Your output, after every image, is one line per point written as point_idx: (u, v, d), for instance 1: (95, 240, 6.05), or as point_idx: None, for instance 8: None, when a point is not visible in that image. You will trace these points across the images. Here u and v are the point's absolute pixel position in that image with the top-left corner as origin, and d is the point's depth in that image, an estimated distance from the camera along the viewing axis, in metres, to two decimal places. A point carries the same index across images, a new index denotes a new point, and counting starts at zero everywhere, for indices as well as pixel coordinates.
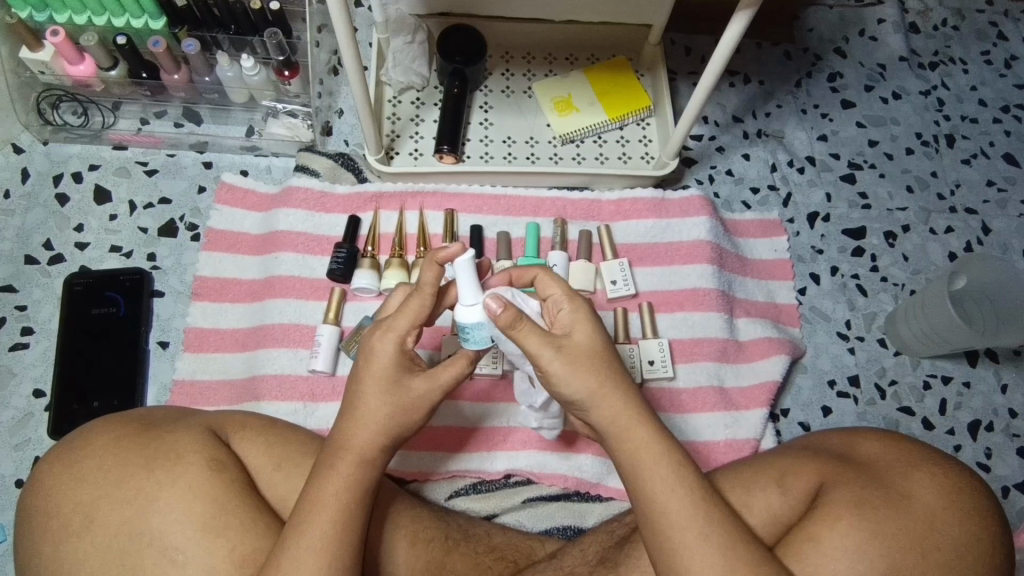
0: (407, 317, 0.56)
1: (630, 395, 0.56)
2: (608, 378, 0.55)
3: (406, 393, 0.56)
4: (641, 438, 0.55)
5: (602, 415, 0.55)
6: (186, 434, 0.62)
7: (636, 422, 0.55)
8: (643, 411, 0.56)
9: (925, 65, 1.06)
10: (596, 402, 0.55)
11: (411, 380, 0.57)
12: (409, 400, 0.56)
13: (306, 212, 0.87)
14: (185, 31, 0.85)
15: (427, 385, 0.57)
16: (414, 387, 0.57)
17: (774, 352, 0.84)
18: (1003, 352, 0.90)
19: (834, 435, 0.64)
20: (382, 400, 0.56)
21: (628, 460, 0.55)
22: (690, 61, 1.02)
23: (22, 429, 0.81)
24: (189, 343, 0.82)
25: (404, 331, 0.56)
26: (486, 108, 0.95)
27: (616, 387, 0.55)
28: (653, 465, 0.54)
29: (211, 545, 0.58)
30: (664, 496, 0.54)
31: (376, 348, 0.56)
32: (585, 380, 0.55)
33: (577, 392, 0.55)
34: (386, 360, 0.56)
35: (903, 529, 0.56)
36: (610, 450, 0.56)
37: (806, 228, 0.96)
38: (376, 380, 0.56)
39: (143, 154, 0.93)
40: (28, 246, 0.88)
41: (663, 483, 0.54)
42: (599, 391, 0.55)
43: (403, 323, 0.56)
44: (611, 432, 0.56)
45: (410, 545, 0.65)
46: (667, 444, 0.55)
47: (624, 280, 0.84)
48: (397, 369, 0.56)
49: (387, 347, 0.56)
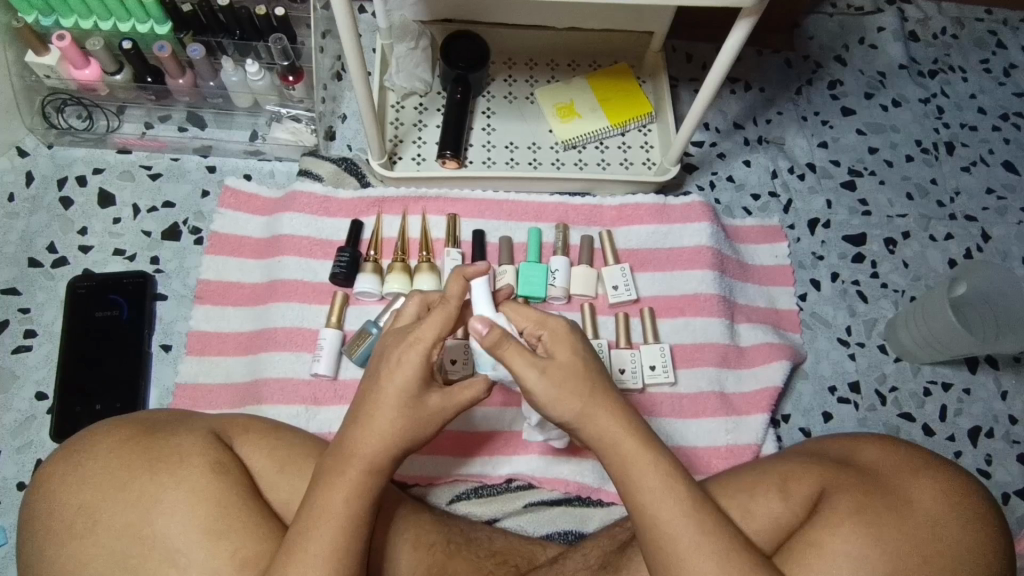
0: (433, 328, 0.56)
1: (616, 409, 0.56)
2: (596, 396, 0.56)
3: (423, 408, 0.57)
4: (628, 451, 0.55)
5: (592, 430, 0.56)
6: (190, 436, 0.62)
7: (625, 436, 0.55)
8: (631, 424, 0.56)
9: (925, 73, 1.06)
10: (584, 422, 0.56)
11: (430, 396, 0.57)
12: (426, 416, 0.57)
13: (309, 217, 0.87)
14: (190, 37, 0.86)
15: (443, 403, 0.58)
16: (432, 403, 0.57)
17: (774, 358, 0.85)
18: (1003, 359, 0.90)
19: (837, 441, 0.65)
20: (397, 412, 0.56)
21: (616, 473, 0.56)
22: (691, 68, 1.03)
23: (24, 432, 0.81)
24: (191, 346, 0.82)
25: (430, 343, 0.56)
26: (488, 114, 0.95)
27: (603, 403, 0.56)
28: (641, 477, 0.54)
29: (214, 548, 0.58)
30: (654, 506, 0.54)
31: (401, 359, 0.56)
32: (571, 401, 0.55)
33: (572, 406, 0.55)
34: (411, 372, 0.56)
35: (901, 536, 0.56)
36: (603, 459, 0.56)
37: (806, 235, 0.96)
38: (395, 393, 0.56)
39: (147, 158, 0.94)
40: (32, 249, 0.88)
41: (652, 493, 0.54)
42: (585, 411, 0.55)
43: (432, 335, 0.56)
44: (600, 445, 0.56)
45: (412, 548, 0.66)
46: (657, 454, 0.55)
47: (626, 286, 0.85)
48: (419, 382, 0.56)
49: (414, 358, 0.56)
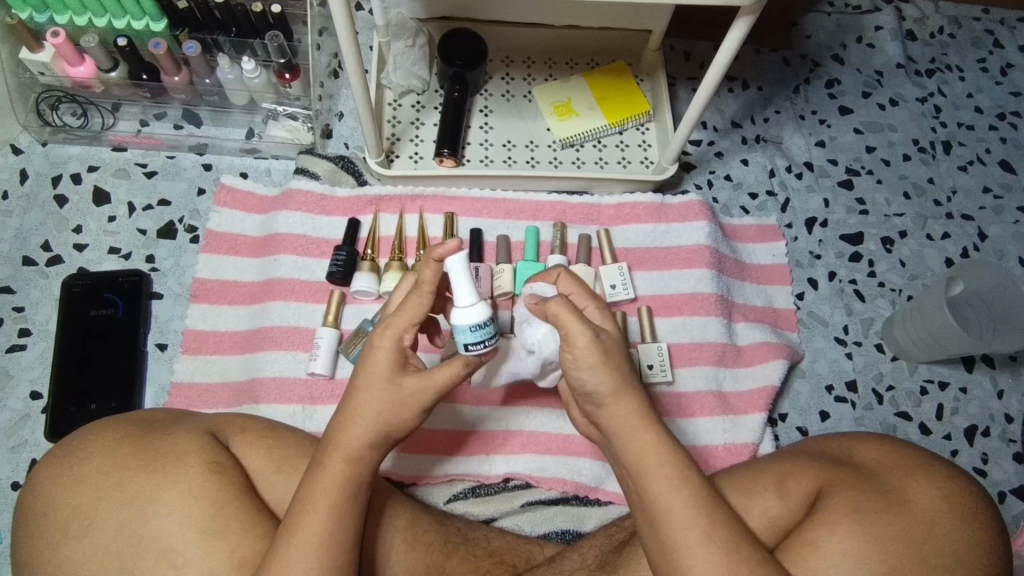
0: (406, 314, 0.56)
1: (638, 398, 0.56)
2: (626, 377, 0.55)
3: (398, 390, 0.56)
4: (646, 439, 0.55)
5: (615, 413, 0.55)
6: (185, 435, 0.62)
7: (645, 422, 0.55)
8: (650, 414, 0.56)
9: (922, 72, 1.06)
10: (610, 403, 0.55)
11: (406, 378, 0.56)
12: (401, 397, 0.55)
13: (306, 215, 0.87)
14: (185, 33, 0.85)
15: (421, 383, 0.55)
16: (408, 385, 0.55)
17: (772, 357, 0.85)
18: (999, 358, 0.90)
19: (833, 440, 0.65)
20: (377, 394, 0.56)
21: (630, 461, 0.55)
22: (689, 66, 1.03)
23: (19, 431, 0.80)
24: (187, 345, 0.82)
25: (401, 328, 0.56)
26: (486, 112, 0.95)
27: (629, 389, 0.55)
28: (655, 469, 0.54)
29: (210, 548, 0.58)
30: (668, 497, 0.53)
31: (373, 345, 0.57)
32: (610, 374, 0.54)
33: (600, 386, 0.54)
34: (382, 355, 0.56)
35: (904, 533, 0.56)
36: (620, 446, 0.55)
37: (804, 233, 0.96)
38: (370, 376, 0.56)
39: (142, 156, 0.93)
40: (27, 247, 0.88)
41: (667, 482, 0.54)
42: (617, 390, 0.55)
43: (402, 320, 0.56)
44: (617, 431, 0.55)
45: (408, 548, 0.65)
46: (671, 446, 0.55)
47: (623, 284, 0.85)
48: (393, 365, 0.56)
49: (385, 344, 0.56)
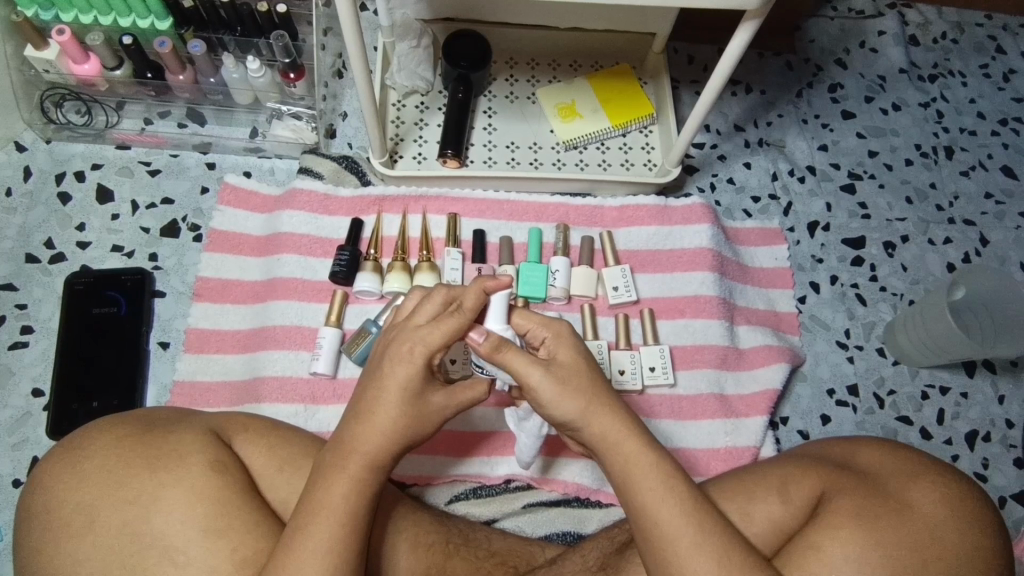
0: (443, 332, 0.55)
1: (620, 409, 0.56)
2: (599, 395, 0.55)
3: (424, 405, 0.56)
4: (628, 449, 0.55)
5: (594, 429, 0.55)
6: (188, 434, 0.62)
7: (626, 435, 0.55)
8: (632, 423, 0.56)
9: (925, 77, 1.06)
10: (587, 421, 0.55)
11: (432, 395, 0.56)
12: (427, 413, 0.56)
13: (309, 214, 0.87)
14: (191, 32, 0.86)
15: (446, 401, 0.57)
16: (435, 402, 0.56)
17: (774, 361, 0.85)
18: (1001, 363, 0.90)
19: (834, 444, 0.65)
20: (401, 408, 0.55)
21: (616, 472, 0.55)
22: (693, 69, 1.03)
23: (20, 428, 0.80)
24: (190, 343, 0.82)
25: (435, 347, 0.55)
26: (490, 113, 0.95)
27: (606, 403, 0.55)
28: (641, 477, 0.54)
29: (212, 546, 0.58)
30: (655, 507, 0.54)
31: (402, 358, 0.55)
32: (573, 398, 0.54)
33: (567, 414, 0.55)
34: (411, 369, 0.55)
35: (900, 540, 0.56)
36: (606, 456, 0.55)
37: (806, 237, 0.96)
38: (399, 390, 0.55)
39: (146, 154, 0.93)
40: (29, 244, 0.88)
41: (651, 492, 0.54)
42: (589, 409, 0.55)
43: (439, 339, 0.55)
44: (601, 444, 0.55)
45: (410, 549, 0.65)
46: (657, 455, 0.55)
47: (626, 286, 0.85)
48: (421, 381, 0.55)
49: (416, 359, 0.55)
